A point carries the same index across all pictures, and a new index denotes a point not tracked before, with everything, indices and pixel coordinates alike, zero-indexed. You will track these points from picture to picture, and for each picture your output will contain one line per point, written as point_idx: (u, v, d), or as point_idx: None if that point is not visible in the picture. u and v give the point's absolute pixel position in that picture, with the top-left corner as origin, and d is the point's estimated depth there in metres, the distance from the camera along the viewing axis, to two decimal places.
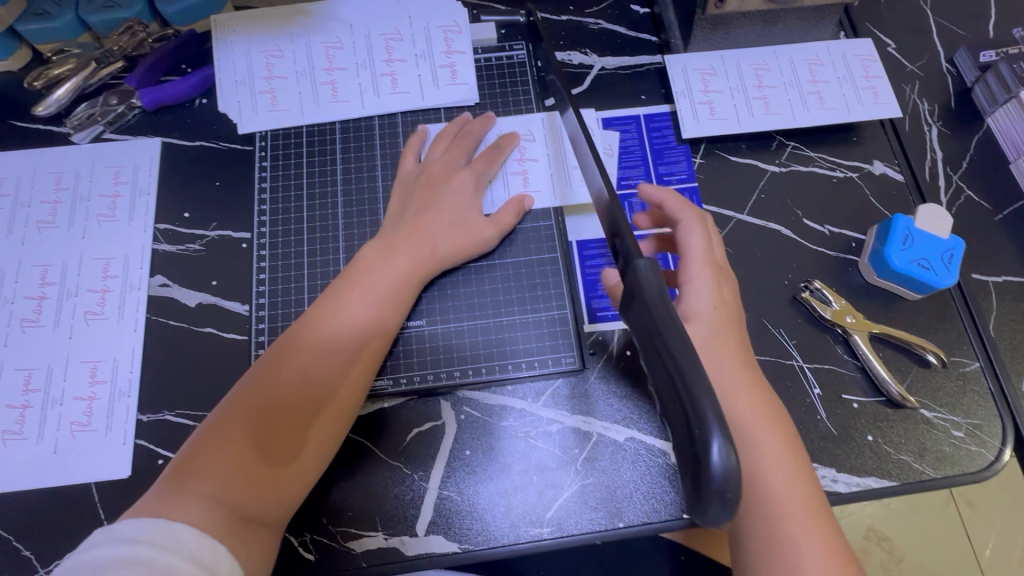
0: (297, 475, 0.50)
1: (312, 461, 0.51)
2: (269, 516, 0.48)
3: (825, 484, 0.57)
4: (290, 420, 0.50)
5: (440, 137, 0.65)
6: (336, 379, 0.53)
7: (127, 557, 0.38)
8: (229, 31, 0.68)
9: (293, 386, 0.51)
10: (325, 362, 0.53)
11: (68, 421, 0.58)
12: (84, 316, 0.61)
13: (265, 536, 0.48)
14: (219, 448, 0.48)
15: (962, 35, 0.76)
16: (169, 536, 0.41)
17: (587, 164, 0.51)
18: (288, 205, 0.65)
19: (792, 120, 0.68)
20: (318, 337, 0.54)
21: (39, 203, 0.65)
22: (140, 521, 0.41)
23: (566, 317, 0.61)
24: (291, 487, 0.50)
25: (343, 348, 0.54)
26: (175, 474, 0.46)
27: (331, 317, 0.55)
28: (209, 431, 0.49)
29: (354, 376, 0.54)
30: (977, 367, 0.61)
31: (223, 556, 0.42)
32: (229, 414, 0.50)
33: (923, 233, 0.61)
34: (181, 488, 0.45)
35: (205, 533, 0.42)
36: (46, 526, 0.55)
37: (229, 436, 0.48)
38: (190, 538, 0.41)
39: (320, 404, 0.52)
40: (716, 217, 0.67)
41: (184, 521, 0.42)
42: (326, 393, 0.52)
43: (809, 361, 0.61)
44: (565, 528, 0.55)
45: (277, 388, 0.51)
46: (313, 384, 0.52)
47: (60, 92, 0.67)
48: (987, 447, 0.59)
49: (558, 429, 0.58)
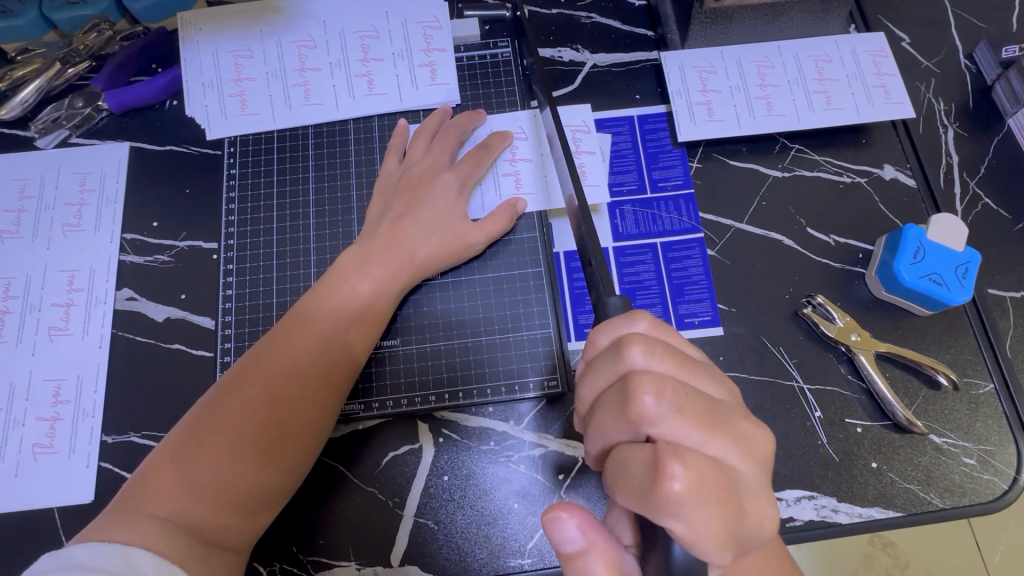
0: (265, 494, 0.47)
1: (284, 480, 0.48)
2: (233, 538, 0.45)
3: (824, 515, 0.54)
4: (260, 436, 0.47)
5: (422, 134, 0.61)
6: (310, 392, 0.50)
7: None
8: (196, 30, 0.65)
9: (261, 400, 0.48)
10: (297, 375, 0.50)
11: (30, 442, 0.55)
12: (47, 332, 0.58)
13: (232, 560, 0.45)
14: (183, 467, 0.45)
15: (983, 28, 0.70)
16: (124, 563, 0.38)
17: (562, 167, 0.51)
18: (257, 215, 0.62)
19: (796, 122, 0.64)
20: (289, 349, 0.50)
21: (3, 212, 0.62)
22: (95, 546, 0.38)
23: (549, 337, 0.58)
24: (258, 506, 0.47)
25: (316, 361, 0.51)
26: (133, 492, 0.44)
27: (302, 329, 0.52)
28: (172, 446, 0.46)
29: (329, 390, 0.51)
30: (991, 389, 0.58)
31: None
32: (193, 431, 0.47)
33: (936, 245, 0.57)
34: (140, 513, 0.42)
35: (164, 557, 0.40)
36: (7, 552, 0.53)
37: (193, 454, 0.45)
38: (147, 565, 0.39)
39: (291, 420, 0.49)
40: (714, 226, 0.63)
41: (141, 546, 0.40)
42: (298, 409, 0.49)
43: (810, 381, 0.58)
44: (546, 559, 0.52)
45: (247, 401, 0.48)
46: (285, 398, 0.49)
47: (24, 93, 0.63)
48: (1000, 476, 0.55)
49: (542, 453, 0.55)
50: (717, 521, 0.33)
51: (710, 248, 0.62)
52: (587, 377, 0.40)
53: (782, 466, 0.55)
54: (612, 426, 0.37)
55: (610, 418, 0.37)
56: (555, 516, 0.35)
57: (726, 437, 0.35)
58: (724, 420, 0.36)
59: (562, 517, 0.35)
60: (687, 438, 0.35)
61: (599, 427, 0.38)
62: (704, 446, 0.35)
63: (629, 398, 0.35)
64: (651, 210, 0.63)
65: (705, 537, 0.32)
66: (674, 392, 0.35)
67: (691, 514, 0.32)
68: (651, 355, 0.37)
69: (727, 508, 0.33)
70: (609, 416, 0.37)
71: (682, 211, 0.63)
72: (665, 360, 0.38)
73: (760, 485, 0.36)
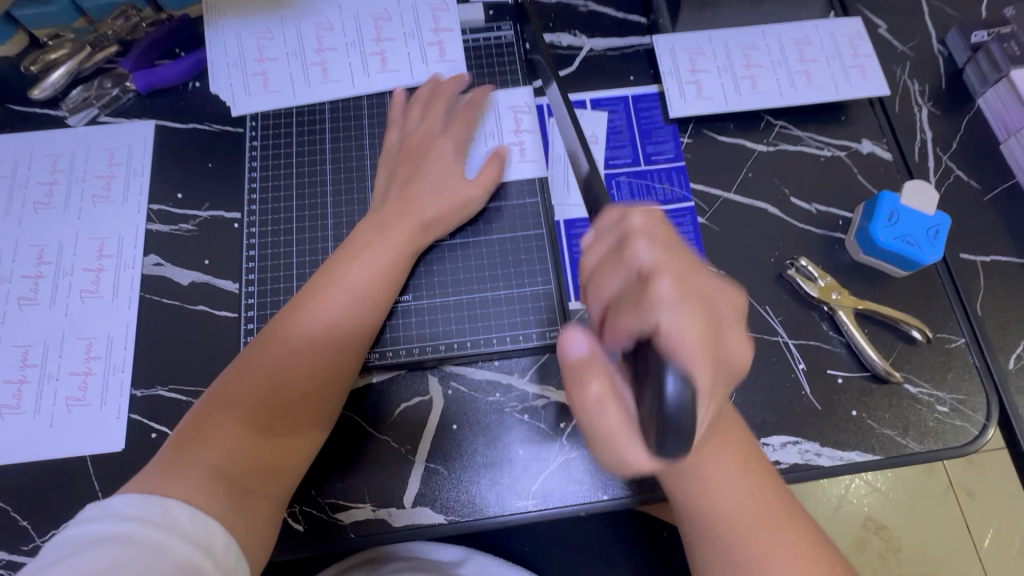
0: (303, 444, 0.52)
1: (319, 430, 0.53)
2: (275, 486, 0.50)
3: (808, 458, 0.58)
4: (296, 392, 0.52)
5: (415, 103, 0.66)
6: (341, 349, 0.54)
7: (118, 534, 0.39)
8: (220, 14, 0.69)
9: (298, 359, 0.53)
10: (329, 336, 0.54)
11: (64, 395, 0.59)
12: (80, 294, 0.62)
13: (265, 505, 0.48)
14: (225, 423, 0.49)
15: (955, 15, 0.75)
16: (160, 512, 0.41)
17: (563, 121, 0.54)
18: (277, 182, 0.66)
19: (780, 99, 0.68)
20: (322, 309, 0.55)
21: (36, 184, 0.66)
22: (133, 497, 0.41)
23: (550, 292, 0.62)
24: (297, 454, 0.52)
25: (348, 322, 0.55)
26: (178, 445, 0.48)
27: (330, 291, 0.55)
28: (213, 404, 0.50)
29: (355, 356, 0.55)
30: (962, 343, 0.62)
31: (218, 535, 0.43)
32: (236, 376, 0.51)
33: (909, 209, 0.61)
34: (189, 466, 0.46)
35: (199, 509, 0.43)
36: (43, 496, 0.57)
37: (238, 411, 0.49)
38: (182, 515, 0.42)
39: (326, 374, 0.53)
40: (704, 196, 0.67)
41: (180, 499, 0.43)
42: (328, 369, 0.54)
43: (795, 337, 0.62)
44: (548, 501, 0.56)
45: (285, 360, 0.52)
46: (320, 355, 0.53)
47: (56, 75, 0.68)
48: (971, 422, 0.59)
49: (545, 405, 0.59)
50: (698, 324, 0.36)
51: (700, 216, 0.66)
52: (586, 245, 0.44)
53: (768, 414, 0.59)
54: (609, 276, 0.41)
55: (605, 271, 0.41)
56: (570, 325, 0.44)
57: (706, 279, 0.40)
58: (696, 277, 0.40)
59: (576, 327, 0.43)
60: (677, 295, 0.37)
61: (595, 282, 0.42)
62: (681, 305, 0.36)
63: (625, 249, 0.40)
64: (646, 181, 0.67)
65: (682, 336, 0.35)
66: (664, 245, 0.40)
67: (682, 312, 0.36)
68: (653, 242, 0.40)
69: (701, 324, 0.37)
70: (608, 262, 0.41)
71: (675, 182, 0.67)
72: (655, 221, 0.41)
73: (736, 324, 0.41)
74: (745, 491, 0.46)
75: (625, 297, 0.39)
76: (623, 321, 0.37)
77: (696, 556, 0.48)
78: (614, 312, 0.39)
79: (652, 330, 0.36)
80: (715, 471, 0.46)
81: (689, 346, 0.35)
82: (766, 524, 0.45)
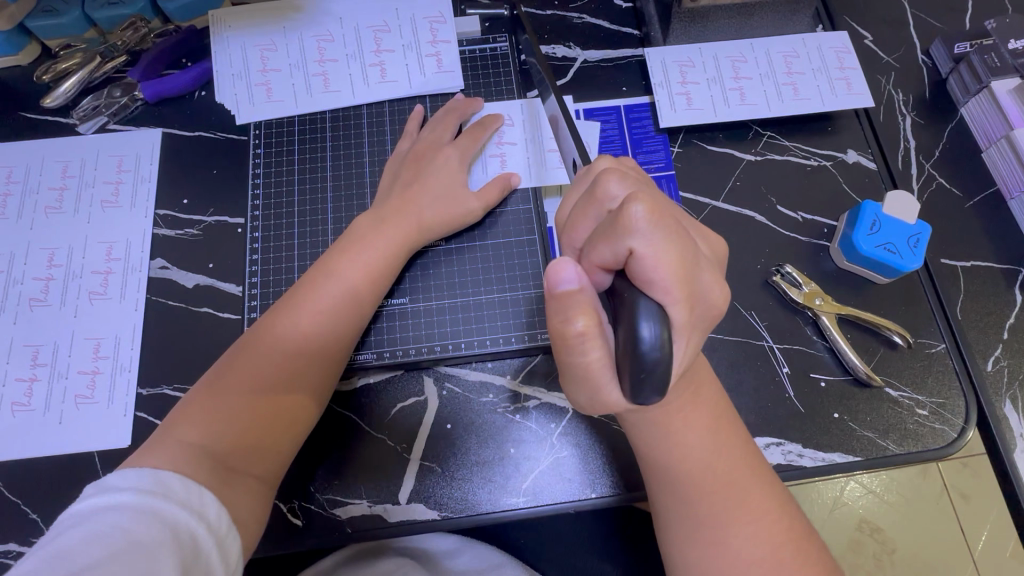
0: (290, 425, 0.53)
1: (308, 412, 0.54)
2: (260, 467, 0.51)
3: (791, 459, 0.60)
4: (286, 375, 0.54)
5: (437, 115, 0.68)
6: (332, 335, 0.56)
7: (114, 504, 0.40)
8: (225, 26, 0.71)
9: (289, 344, 0.55)
10: (303, 345, 0.55)
11: (72, 393, 0.61)
12: (88, 296, 0.65)
13: (254, 486, 0.50)
14: (215, 402, 0.51)
15: (940, 27, 0.77)
16: (155, 482, 0.43)
17: (563, 134, 0.54)
18: (279, 189, 0.68)
19: (767, 110, 0.70)
20: (290, 322, 0.55)
21: (47, 189, 0.68)
22: (128, 472, 0.43)
23: (542, 295, 0.64)
24: (285, 435, 0.53)
25: (341, 309, 0.57)
26: (172, 422, 0.50)
27: (297, 305, 0.56)
28: (208, 385, 0.52)
29: (334, 359, 0.56)
30: (943, 348, 0.63)
31: (211, 502, 0.44)
32: (211, 395, 0.51)
33: (890, 218, 0.63)
34: (179, 441, 0.48)
35: (193, 480, 0.45)
36: (52, 491, 0.59)
37: (228, 393, 0.51)
38: (176, 485, 0.43)
39: (316, 358, 0.55)
40: (692, 204, 0.69)
41: (170, 470, 0.45)
42: (307, 375, 0.55)
43: (779, 341, 0.64)
44: (538, 499, 0.58)
45: (276, 345, 0.54)
46: (310, 340, 0.55)
47: (67, 85, 0.70)
48: (950, 424, 0.61)
49: (536, 405, 0.61)
50: (672, 251, 0.35)
51: None
52: (566, 198, 0.46)
53: (753, 415, 0.61)
54: (584, 217, 0.41)
55: (579, 213, 0.42)
56: (559, 258, 0.38)
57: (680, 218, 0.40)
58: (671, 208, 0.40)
59: (564, 260, 0.37)
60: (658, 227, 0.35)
61: (570, 226, 0.43)
62: (656, 235, 0.35)
63: (598, 185, 0.40)
64: None
65: (658, 262, 0.35)
66: (635, 180, 0.40)
67: (656, 237, 0.35)
68: (625, 180, 0.39)
69: (681, 247, 0.36)
70: (582, 203, 0.41)
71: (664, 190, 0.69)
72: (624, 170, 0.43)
73: (711, 267, 0.41)
74: (714, 454, 0.48)
75: (599, 227, 0.38)
76: (600, 251, 0.37)
77: (661, 518, 0.49)
78: (590, 249, 0.38)
79: (628, 256, 0.36)
80: (686, 435, 0.47)
81: (662, 274, 0.35)
82: (732, 487, 0.47)
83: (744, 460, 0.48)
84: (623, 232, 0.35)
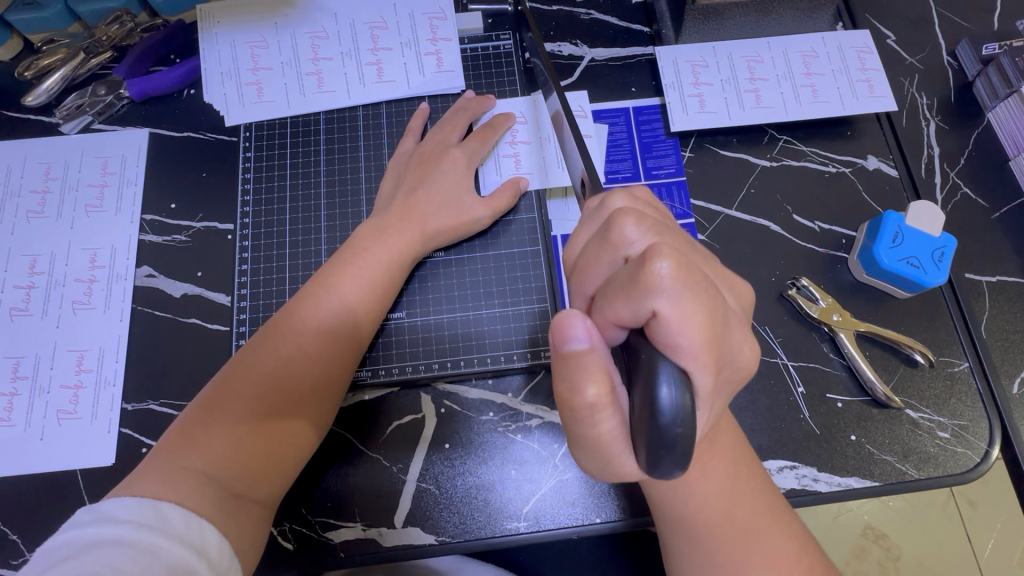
0: (294, 448, 0.50)
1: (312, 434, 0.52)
2: (262, 492, 0.48)
3: (805, 483, 0.57)
4: (288, 396, 0.50)
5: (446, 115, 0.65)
6: (334, 353, 0.53)
7: (112, 538, 0.38)
8: (214, 22, 0.68)
9: (289, 364, 0.51)
10: (296, 372, 0.51)
11: (54, 408, 0.59)
12: (71, 305, 0.62)
13: (258, 512, 0.47)
14: (214, 422, 0.48)
15: (966, 26, 0.73)
16: (156, 516, 0.40)
17: (566, 144, 0.51)
18: (271, 195, 0.65)
19: (784, 114, 0.67)
20: (280, 349, 0.52)
21: (29, 193, 0.65)
22: (127, 500, 0.41)
23: (546, 310, 0.61)
24: (289, 458, 0.50)
25: (342, 324, 0.54)
26: (168, 446, 0.47)
27: (289, 330, 0.53)
28: (202, 406, 0.49)
29: (331, 383, 0.53)
30: (965, 368, 0.61)
31: (212, 536, 0.42)
32: (196, 430, 0.47)
33: (914, 230, 0.60)
34: (179, 467, 0.45)
35: (193, 512, 0.42)
36: (31, 510, 0.56)
37: (224, 415, 0.48)
38: (177, 518, 0.41)
39: (320, 377, 0.52)
40: (704, 212, 0.66)
41: (171, 500, 0.42)
42: (304, 402, 0.51)
43: (794, 359, 0.61)
44: (540, 523, 0.55)
45: (277, 364, 0.51)
46: (312, 360, 0.52)
47: (50, 81, 0.67)
48: (972, 449, 0.58)
49: (538, 424, 0.58)
50: (700, 313, 0.32)
51: (700, 233, 0.65)
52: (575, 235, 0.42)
53: (766, 437, 0.58)
54: (596, 262, 0.38)
55: (591, 257, 0.38)
56: (567, 311, 0.36)
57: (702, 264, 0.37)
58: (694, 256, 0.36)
59: (572, 314, 0.35)
60: (683, 287, 0.32)
61: (580, 270, 0.40)
62: (681, 296, 0.32)
63: (613, 228, 0.36)
64: None
65: (684, 327, 0.32)
66: (653, 223, 0.37)
67: (681, 298, 0.32)
68: (643, 225, 0.36)
69: (709, 307, 0.33)
70: (594, 247, 0.38)
71: (675, 198, 0.66)
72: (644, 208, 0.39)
73: (736, 320, 0.37)
74: (729, 495, 0.45)
75: (616, 281, 0.34)
76: (618, 309, 0.34)
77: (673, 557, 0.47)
78: (605, 304, 0.35)
79: (650, 318, 0.32)
80: (700, 474, 0.44)
81: (688, 340, 0.32)
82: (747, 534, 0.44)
83: (757, 501, 0.46)
84: (647, 293, 0.32)
